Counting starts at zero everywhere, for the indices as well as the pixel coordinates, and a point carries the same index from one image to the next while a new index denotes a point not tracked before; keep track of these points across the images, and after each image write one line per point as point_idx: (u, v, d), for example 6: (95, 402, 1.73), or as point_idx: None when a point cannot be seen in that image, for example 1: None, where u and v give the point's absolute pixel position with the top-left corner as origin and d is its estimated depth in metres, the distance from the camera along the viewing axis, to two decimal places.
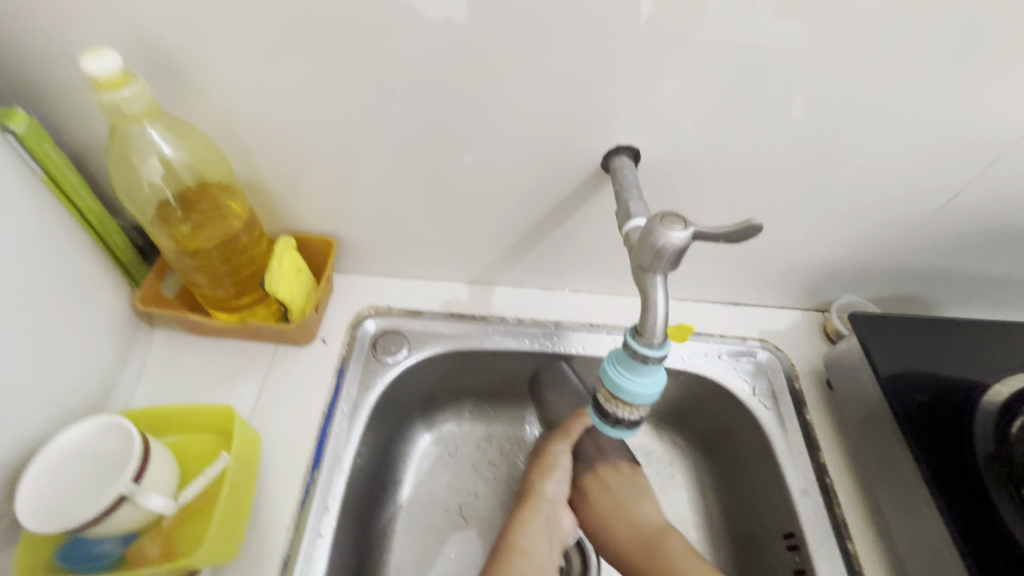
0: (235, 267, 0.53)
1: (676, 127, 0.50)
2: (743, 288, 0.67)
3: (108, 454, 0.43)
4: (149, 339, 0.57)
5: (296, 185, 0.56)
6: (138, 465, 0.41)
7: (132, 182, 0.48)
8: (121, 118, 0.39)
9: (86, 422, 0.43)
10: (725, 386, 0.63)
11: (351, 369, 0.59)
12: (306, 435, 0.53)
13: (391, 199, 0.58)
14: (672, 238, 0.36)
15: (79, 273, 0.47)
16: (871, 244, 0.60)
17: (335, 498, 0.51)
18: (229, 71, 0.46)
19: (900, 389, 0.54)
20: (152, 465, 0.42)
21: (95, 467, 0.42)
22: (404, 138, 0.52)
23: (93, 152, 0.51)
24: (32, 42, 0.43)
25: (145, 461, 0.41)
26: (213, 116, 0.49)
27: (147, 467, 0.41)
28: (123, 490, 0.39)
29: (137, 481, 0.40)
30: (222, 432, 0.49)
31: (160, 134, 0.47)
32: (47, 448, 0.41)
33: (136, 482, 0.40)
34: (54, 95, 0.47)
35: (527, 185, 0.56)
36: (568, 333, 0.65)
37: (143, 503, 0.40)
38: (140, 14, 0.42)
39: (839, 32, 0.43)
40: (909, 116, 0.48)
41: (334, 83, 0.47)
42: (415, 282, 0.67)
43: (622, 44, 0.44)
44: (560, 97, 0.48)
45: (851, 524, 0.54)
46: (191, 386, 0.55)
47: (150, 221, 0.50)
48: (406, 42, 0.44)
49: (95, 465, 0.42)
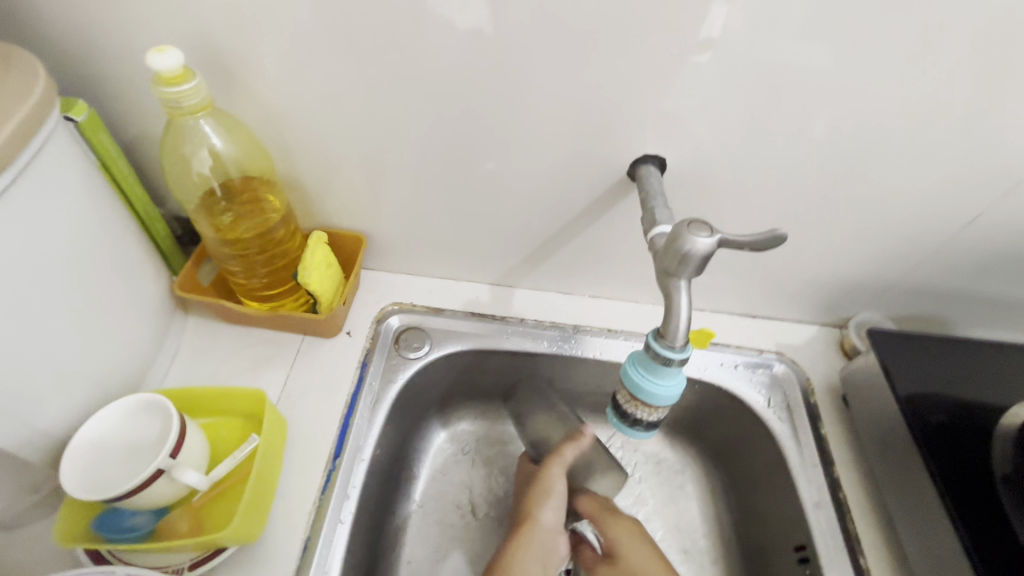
0: (270, 258, 0.56)
1: (702, 139, 0.51)
2: (761, 301, 0.67)
3: (145, 432, 0.44)
4: (183, 324, 0.60)
5: (331, 181, 0.58)
6: (175, 441, 0.43)
7: (182, 171, 0.50)
8: (178, 111, 0.41)
9: (129, 398, 0.45)
10: (740, 396, 0.63)
11: (374, 362, 0.61)
12: (329, 424, 0.55)
13: (420, 199, 0.60)
14: (698, 243, 0.37)
15: (127, 257, 0.50)
16: (892, 262, 0.60)
17: (354, 486, 0.52)
18: (277, 71, 0.48)
19: (919, 407, 0.54)
20: (188, 443, 0.44)
21: (132, 445, 0.44)
22: (437, 141, 0.54)
23: (143, 142, 0.54)
24: (96, 38, 0.46)
25: (182, 438, 0.43)
26: (259, 113, 0.51)
27: (183, 444, 0.43)
28: (160, 464, 0.41)
29: (173, 457, 0.42)
30: (250, 417, 0.51)
31: (212, 128, 0.49)
32: (89, 423, 0.43)
33: (172, 458, 0.42)
34: (112, 87, 0.49)
35: (553, 191, 0.57)
36: (586, 337, 0.66)
37: (178, 478, 0.42)
38: (199, 16, 0.44)
39: (867, 52, 0.44)
40: (933, 137, 0.49)
41: (375, 87, 0.49)
42: (438, 281, 0.69)
43: (653, 58, 0.46)
44: (590, 107, 0.49)
45: (864, 539, 0.55)
46: (222, 371, 0.57)
47: (195, 209, 0.52)
48: (445, 50, 0.46)
49: (132, 442, 0.44)
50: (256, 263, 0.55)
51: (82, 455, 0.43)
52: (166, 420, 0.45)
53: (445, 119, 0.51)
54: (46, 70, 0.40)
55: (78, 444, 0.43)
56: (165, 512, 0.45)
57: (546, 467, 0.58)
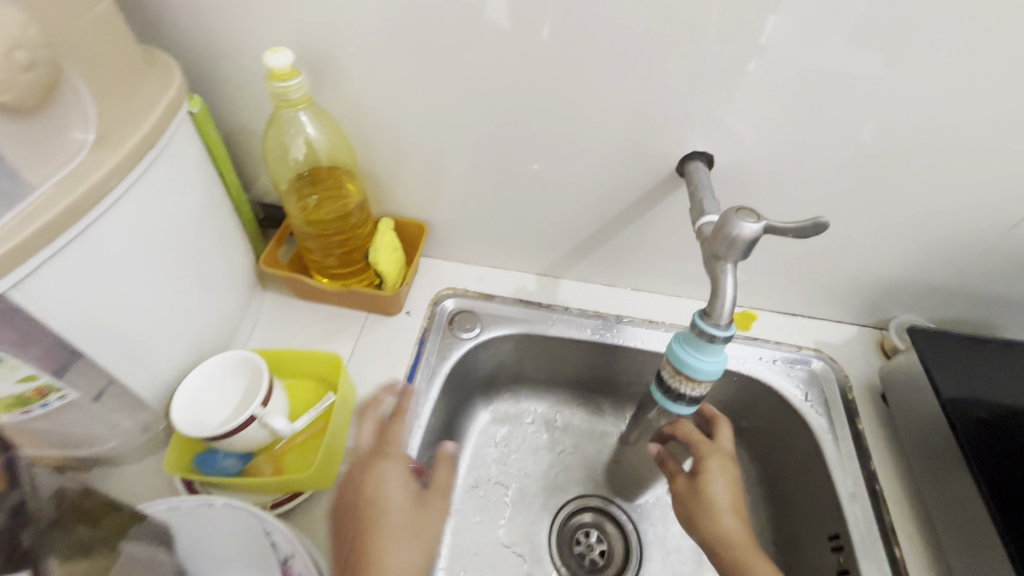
0: (345, 239, 0.62)
1: (749, 139, 0.54)
2: (800, 299, 0.69)
3: (239, 384, 0.51)
4: (261, 298, 0.66)
5: (399, 172, 0.64)
6: (266, 393, 0.49)
7: (280, 156, 0.58)
8: (284, 103, 0.47)
9: (225, 355, 0.52)
10: (778, 389, 0.65)
11: (430, 340, 0.66)
12: (390, 393, 0.60)
13: (479, 191, 0.64)
14: (745, 228, 0.40)
15: (225, 234, 0.56)
16: (935, 264, 0.62)
17: (412, 449, 0.57)
18: (363, 71, 0.54)
19: (961, 404, 0.55)
20: (275, 396, 0.50)
21: (230, 394, 0.50)
22: (499, 137, 0.58)
23: (239, 133, 0.61)
24: (213, 41, 0.53)
25: (271, 391, 0.49)
26: (343, 108, 0.57)
27: (271, 396, 0.49)
28: (254, 411, 0.47)
29: (264, 406, 0.48)
30: (324, 380, 0.57)
31: (308, 119, 0.55)
32: (193, 373, 0.50)
33: (263, 407, 0.48)
34: (220, 84, 0.56)
35: (602, 186, 0.61)
36: (628, 327, 0.70)
37: (268, 424, 0.48)
38: (301, 23, 0.51)
39: (913, 57, 0.46)
40: (979, 140, 0.50)
41: (447, 86, 0.54)
42: (489, 270, 0.74)
43: (705, 61, 0.49)
44: (643, 106, 0.53)
45: (898, 530, 0.56)
46: (295, 341, 0.64)
47: (286, 189, 0.59)
48: (513, 54, 0.51)
49: (229, 392, 0.51)
50: (332, 243, 0.61)
51: (185, 401, 0.49)
52: (257, 374, 0.51)
53: (508, 118, 0.56)
54: (177, 69, 0.47)
55: (183, 390, 0.49)
56: (250, 457, 0.51)
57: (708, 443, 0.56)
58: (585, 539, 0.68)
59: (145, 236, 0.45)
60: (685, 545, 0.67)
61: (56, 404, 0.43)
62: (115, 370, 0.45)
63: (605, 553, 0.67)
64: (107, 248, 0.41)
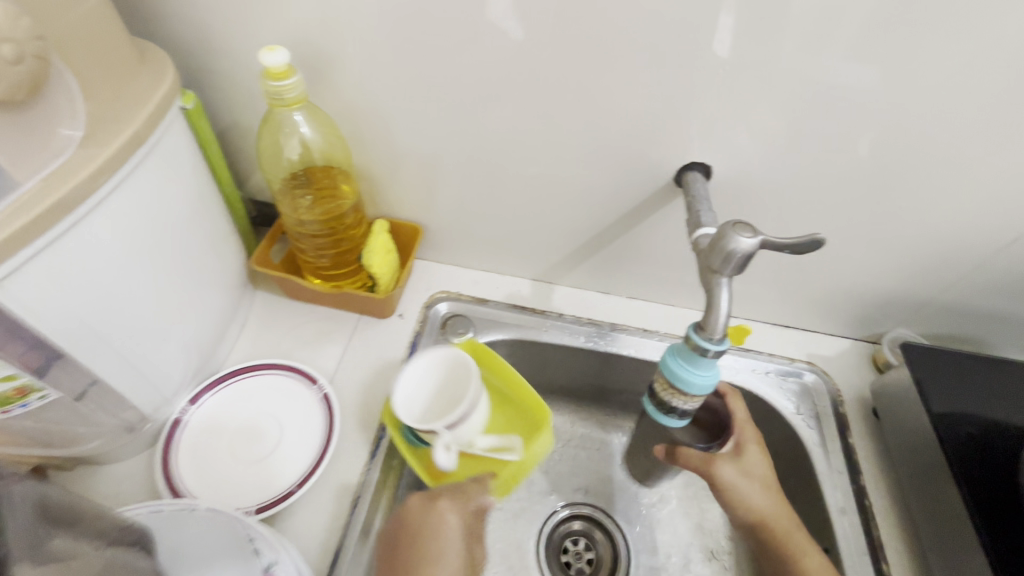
0: (338, 241, 0.61)
1: (747, 151, 0.54)
2: (794, 312, 0.69)
3: (456, 387, 0.53)
4: (252, 298, 0.66)
5: (395, 174, 0.63)
6: (454, 420, 0.50)
7: (273, 156, 0.57)
8: (279, 102, 0.46)
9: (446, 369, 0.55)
10: (770, 402, 0.65)
11: (422, 344, 0.65)
12: (380, 396, 0.60)
13: (476, 195, 0.64)
14: (742, 243, 0.40)
15: (216, 232, 0.56)
16: (928, 280, 0.62)
17: (401, 456, 0.57)
18: (359, 71, 0.54)
19: (951, 421, 0.55)
20: (468, 424, 0.51)
21: (445, 393, 0.54)
22: (496, 142, 0.58)
23: (234, 131, 0.60)
24: (208, 38, 0.52)
25: (462, 420, 0.51)
26: (340, 108, 0.57)
27: (463, 422, 0.51)
28: (437, 430, 0.50)
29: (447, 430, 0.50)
30: (534, 416, 0.60)
31: (302, 119, 0.54)
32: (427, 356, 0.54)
33: (447, 428, 0.50)
34: (214, 81, 0.56)
35: (598, 195, 0.61)
36: (621, 335, 0.69)
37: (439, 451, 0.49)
38: (298, 21, 0.50)
39: (911, 74, 0.46)
40: (975, 158, 0.50)
41: (444, 89, 0.54)
42: (483, 274, 0.73)
43: (704, 72, 0.49)
44: (640, 116, 0.53)
45: (886, 546, 0.56)
46: (285, 342, 0.63)
47: (279, 190, 0.58)
48: (512, 59, 0.51)
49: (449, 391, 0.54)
50: (325, 244, 0.61)
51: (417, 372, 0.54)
52: (470, 386, 0.52)
53: (507, 122, 0.56)
54: (170, 65, 0.47)
55: (428, 363, 0.55)
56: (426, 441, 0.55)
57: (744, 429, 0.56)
58: (574, 546, 0.68)
59: (133, 233, 0.44)
60: (673, 557, 0.66)
61: (37, 404, 0.42)
62: (99, 370, 0.44)
63: (593, 561, 0.67)
64: (94, 245, 0.41)
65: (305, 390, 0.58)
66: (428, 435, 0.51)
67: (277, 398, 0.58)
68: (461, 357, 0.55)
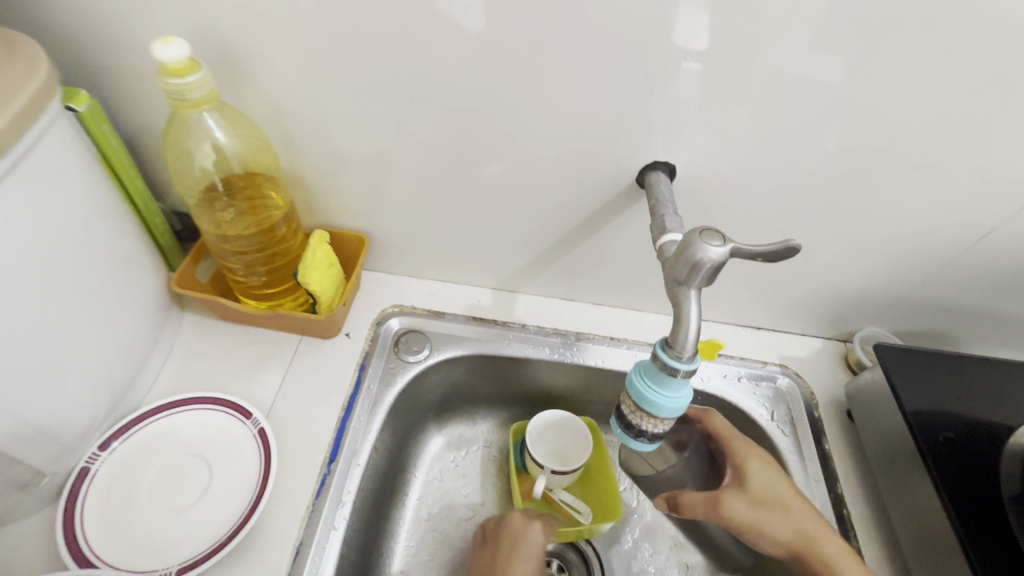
0: (270, 256, 0.55)
1: (711, 148, 0.50)
2: (764, 313, 0.67)
3: (579, 446, 0.62)
4: (179, 322, 0.59)
5: (333, 181, 0.57)
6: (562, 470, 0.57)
7: (185, 165, 0.50)
8: (182, 103, 0.41)
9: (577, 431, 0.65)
10: (744, 409, 0.63)
11: (372, 365, 0.60)
12: (325, 426, 0.54)
13: (426, 201, 0.59)
14: (710, 252, 0.36)
15: (126, 252, 0.49)
16: (899, 277, 0.60)
17: (349, 492, 0.51)
18: (282, 66, 0.48)
19: (928, 423, 0.53)
20: (562, 476, 0.58)
21: (574, 446, 0.62)
22: (443, 144, 0.53)
23: (146, 137, 0.54)
24: (101, 32, 0.45)
25: (567, 471, 0.58)
26: (264, 108, 0.51)
27: (565, 473, 0.58)
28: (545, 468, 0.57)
29: (551, 472, 0.57)
30: (605, 514, 0.60)
31: (217, 122, 0.48)
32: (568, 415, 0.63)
33: (551, 472, 0.57)
34: (116, 81, 0.49)
35: (562, 199, 0.57)
36: (588, 345, 0.65)
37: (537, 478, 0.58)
38: (205, 10, 0.44)
39: (879, 64, 0.43)
40: (945, 151, 0.48)
41: (380, 85, 0.49)
42: (440, 284, 0.68)
43: (663, 63, 0.45)
44: (597, 113, 0.49)
45: (867, 558, 0.54)
46: (218, 369, 0.57)
47: (196, 203, 0.52)
48: (453, 51, 0.46)
49: (569, 444, 0.63)
50: (255, 260, 0.55)
51: (565, 425, 0.63)
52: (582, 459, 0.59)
53: (452, 122, 0.51)
54: (48, 61, 0.40)
55: (571, 419, 0.63)
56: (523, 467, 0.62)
57: (739, 449, 0.54)
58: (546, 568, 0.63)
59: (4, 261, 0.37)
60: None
61: None
62: None
63: None
64: None
65: (238, 426, 0.52)
66: (535, 471, 0.59)
67: (206, 436, 0.51)
68: (586, 432, 0.62)
